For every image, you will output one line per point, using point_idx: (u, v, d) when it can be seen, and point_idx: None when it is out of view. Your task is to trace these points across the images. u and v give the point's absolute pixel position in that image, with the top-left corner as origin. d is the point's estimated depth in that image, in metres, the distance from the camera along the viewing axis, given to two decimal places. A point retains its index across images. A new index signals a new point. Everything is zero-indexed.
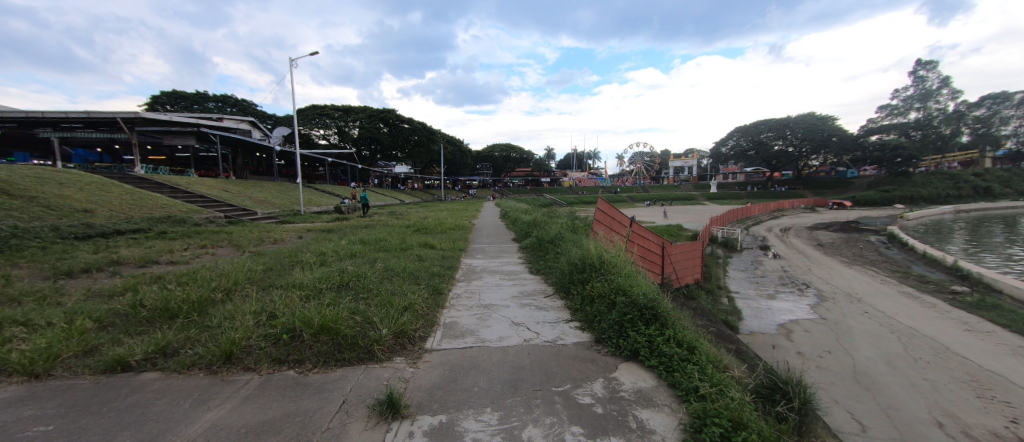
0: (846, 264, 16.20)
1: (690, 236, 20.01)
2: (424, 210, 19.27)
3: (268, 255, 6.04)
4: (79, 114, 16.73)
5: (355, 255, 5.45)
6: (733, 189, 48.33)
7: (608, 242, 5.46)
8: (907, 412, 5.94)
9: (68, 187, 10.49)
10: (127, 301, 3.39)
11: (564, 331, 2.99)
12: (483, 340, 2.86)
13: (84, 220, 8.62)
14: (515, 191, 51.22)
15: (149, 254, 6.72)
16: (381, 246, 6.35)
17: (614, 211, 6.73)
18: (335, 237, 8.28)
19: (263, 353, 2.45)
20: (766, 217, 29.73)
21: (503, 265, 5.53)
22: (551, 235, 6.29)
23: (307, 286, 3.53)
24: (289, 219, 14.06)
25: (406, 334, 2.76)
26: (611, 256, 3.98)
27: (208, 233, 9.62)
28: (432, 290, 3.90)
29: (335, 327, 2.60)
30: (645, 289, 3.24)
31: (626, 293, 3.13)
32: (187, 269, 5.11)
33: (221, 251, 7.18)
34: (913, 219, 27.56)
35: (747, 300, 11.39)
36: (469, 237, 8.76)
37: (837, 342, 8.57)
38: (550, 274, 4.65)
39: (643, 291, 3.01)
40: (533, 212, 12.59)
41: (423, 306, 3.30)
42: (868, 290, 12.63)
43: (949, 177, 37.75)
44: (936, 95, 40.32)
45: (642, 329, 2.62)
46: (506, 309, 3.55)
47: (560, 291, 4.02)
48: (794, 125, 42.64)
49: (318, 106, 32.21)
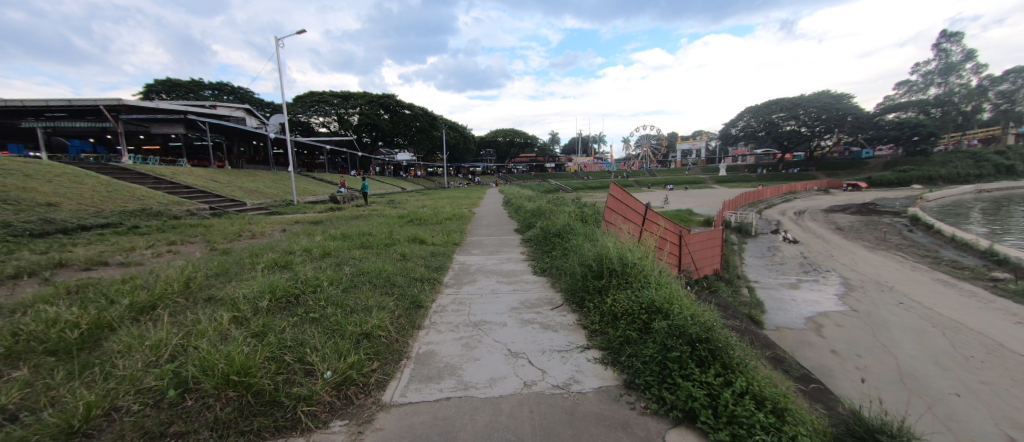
0: (870, 249, 15.26)
1: (702, 221, 19.08)
2: (423, 198, 18.51)
3: (231, 255, 5.21)
4: (60, 103, 15.88)
5: (328, 254, 4.68)
6: (742, 172, 47.06)
7: (640, 241, 4.66)
8: (972, 424, 5.08)
9: (36, 179, 9.75)
10: (3, 325, 2.56)
11: (578, 367, 2.16)
12: (468, 385, 2.02)
13: (45, 215, 7.85)
14: (519, 177, 50.29)
15: (102, 253, 5.93)
16: (363, 241, 5.51)
17: (629, 197, 5.80)
18: (318, 230, 7.46)
19: (137, 422, 1.65)
20: (779, 200, 28.68)
21: (501, 263, 4.68)
22: (558, 227, 5.44)
23: (247, 303, 2.71)
24: (280, 210, 13.24)
25: (355, 380, 1.94)
26: (637, 257, 3.12)
27: (185, 227, 8.87)
28: (411, 301, 3.08)
29: (251, 374, 1.79)
30: (693, 306, 2.42)
31: (667, 316, 2.28)
32: (127, 274, 4.31)
33: (186, 249, 6.40)
34: (933, 199, 26.36)
35: (768, 290, 10.54)
36: (467, 228, 7.91)
37: (874, 338, 7.68)
38: (560, 277, 3.77)
39: (690, 313, 2.16)
40: (537, 200, 11.80)
41: (391, 329, 2.49)
42: (898, 277, 11.71)
43: (969, 155, 36.20)
44: (959, 69, 38.38)
45: (694, 369, 1.81)
46: (502, 329, 2.72)
47: (570, 300, 3.16)
48: (806, 104, 41.10)
49: (316, 93, 30.76)
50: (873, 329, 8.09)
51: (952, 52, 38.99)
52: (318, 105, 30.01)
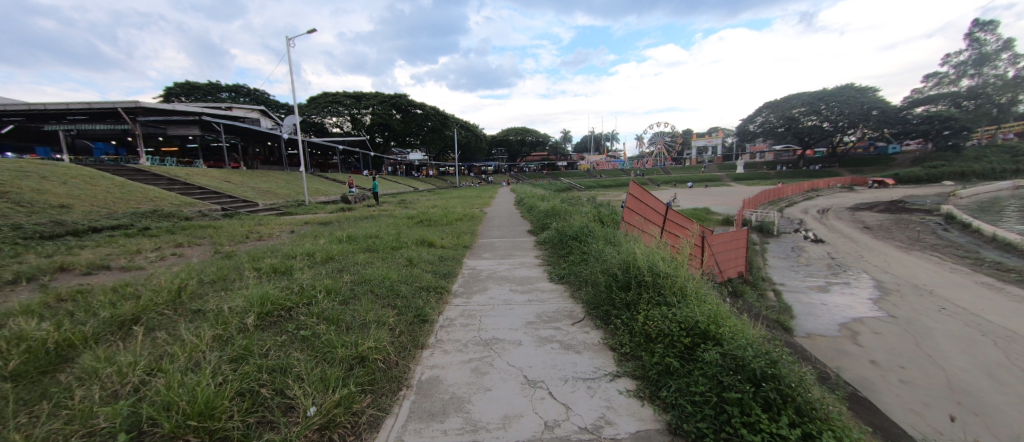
0: (902, 250, 14.47)
1: (721, 221, 18.44)
2: (435, 198, 18.33)
3: (232, 259, 4.97)
4: (80, 106, 16.09)
5: (331, 258, 4.42)
6: (760, 169, 45.81)
7: (667, 245, 4.27)
8: None
9: (52, 181, 9.78)
10: None
11: (608, 401, 1.82)
12: (478, 425, 1.70)
13: (56, 217, 7.81)
14: (531, 176, 49.89)
15: (106, 257, 5.76)
16: (368, 244, 5.23)
17: (649, 197, 5.39)
18: (325, 232, 7.24)
19: None
20: (801, 198, 27.74)
21: (514, 268, 4.34)
22: (575, 229, 5.06)
23: (233, 318, 2.41)
24: (291, 211, 13.16)
25: (342, 420, 1.65)
26: (670, 267, 2.76)
27: (195, 228, 8.76)
28: (415, 315, 2.77)
29: (216, 416, 1.53)
30: (743, 329, 2.08)
31: (715, 342, 1.92)
32: (124, 281, 4.08)
33: (190, 252, 6.21)
34: (966, 196, 25.08)
35: (796, 294, 9.96)
36: (478, 230, 7.60)
37: (917, 347, 7.10)
38: (580, 287, 3.39)
39: (746, 343, 1.79)
40: (550, 199, 11.42)
41: (390, 350, 2.17)
42: (938, 280, 10.99)
43: (1005, 150, 34.44)
44: (994, 59, 36.50)
45: (762, 416, 1.49)
46: (517, 349, 2.38)
47: (593, 312, 2.82)
48: (829, 98, 39.72)
49: (329, 93, 30.82)
50: (915, 337, 7.51)
51: (986, 42, 37.12)
52: (332, 106, 30.01)
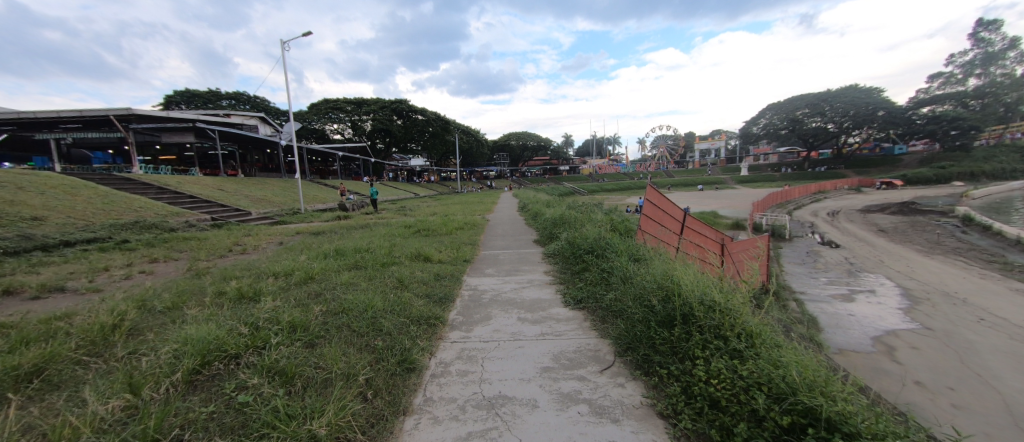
0: (923, 254, 13.76)
1: (731, 225, 17.78)
2: (433, 204, 17.74)
3: (201, 279, 4.36)
4: (71, 114, 15.56)
5: (310, 278, 3.83)
6: (765, 171, 45.15)
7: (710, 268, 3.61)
8: None
9: (29, 192, 9.22)
10: None
11: None
12: None
13: (24, 231, 7.21)
14: (532, 181, 49.29)
15: (66, 275, 5.14)
16: (356, 260, 4.63)
17: (665, 202, 4.77)
18: (314, 244, 6.65)
19: None
20: (809, 200, 27.09)
21: (522, 289, 3.71)
22: (590, 242, 4.45)
23: (151, 378, 1.79)
24: (285, 219, 12.62)
25: None
26: (731, 297, 2.15)
27: (177, 240, 8.20)
28: (398, 361, 2.15)
29: None
30: (861, 411, 1.56)
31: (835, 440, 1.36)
32: (63, 309, 3.46)
33: (162, 269, 5.60)
34: (979, 197, 24.36)
35: (819, 303, 9.29)
36: (480, 240, 6.98)
37: (962, 364, 6.30)
38: (606, 318, 2.75)
39: None
40: (555, 205, 10.86)
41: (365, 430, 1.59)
42: (968, 286, 10.32)
43: (1015, 148, 33.70)
44: (1001, 58, 35.86)
45: None
46: (532, 415, 1.75)
47: (629, 354, 2.20)
48: (833, 99, 39.16)
49: (329, 100, 30.36)
50: (958, 354, 6.73)
51: (992, 41, 36.54)
52: (332, 112, 29.15)
